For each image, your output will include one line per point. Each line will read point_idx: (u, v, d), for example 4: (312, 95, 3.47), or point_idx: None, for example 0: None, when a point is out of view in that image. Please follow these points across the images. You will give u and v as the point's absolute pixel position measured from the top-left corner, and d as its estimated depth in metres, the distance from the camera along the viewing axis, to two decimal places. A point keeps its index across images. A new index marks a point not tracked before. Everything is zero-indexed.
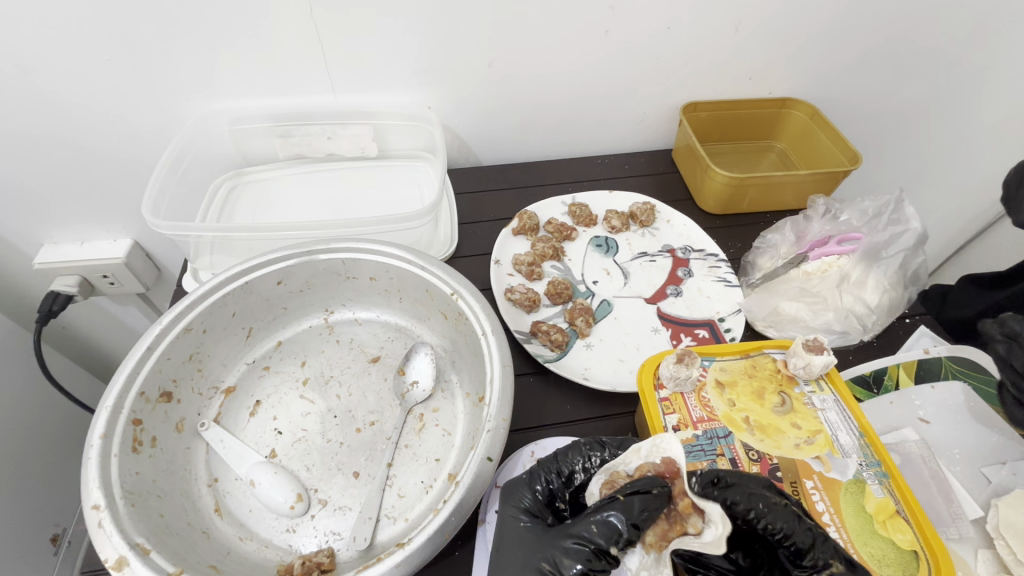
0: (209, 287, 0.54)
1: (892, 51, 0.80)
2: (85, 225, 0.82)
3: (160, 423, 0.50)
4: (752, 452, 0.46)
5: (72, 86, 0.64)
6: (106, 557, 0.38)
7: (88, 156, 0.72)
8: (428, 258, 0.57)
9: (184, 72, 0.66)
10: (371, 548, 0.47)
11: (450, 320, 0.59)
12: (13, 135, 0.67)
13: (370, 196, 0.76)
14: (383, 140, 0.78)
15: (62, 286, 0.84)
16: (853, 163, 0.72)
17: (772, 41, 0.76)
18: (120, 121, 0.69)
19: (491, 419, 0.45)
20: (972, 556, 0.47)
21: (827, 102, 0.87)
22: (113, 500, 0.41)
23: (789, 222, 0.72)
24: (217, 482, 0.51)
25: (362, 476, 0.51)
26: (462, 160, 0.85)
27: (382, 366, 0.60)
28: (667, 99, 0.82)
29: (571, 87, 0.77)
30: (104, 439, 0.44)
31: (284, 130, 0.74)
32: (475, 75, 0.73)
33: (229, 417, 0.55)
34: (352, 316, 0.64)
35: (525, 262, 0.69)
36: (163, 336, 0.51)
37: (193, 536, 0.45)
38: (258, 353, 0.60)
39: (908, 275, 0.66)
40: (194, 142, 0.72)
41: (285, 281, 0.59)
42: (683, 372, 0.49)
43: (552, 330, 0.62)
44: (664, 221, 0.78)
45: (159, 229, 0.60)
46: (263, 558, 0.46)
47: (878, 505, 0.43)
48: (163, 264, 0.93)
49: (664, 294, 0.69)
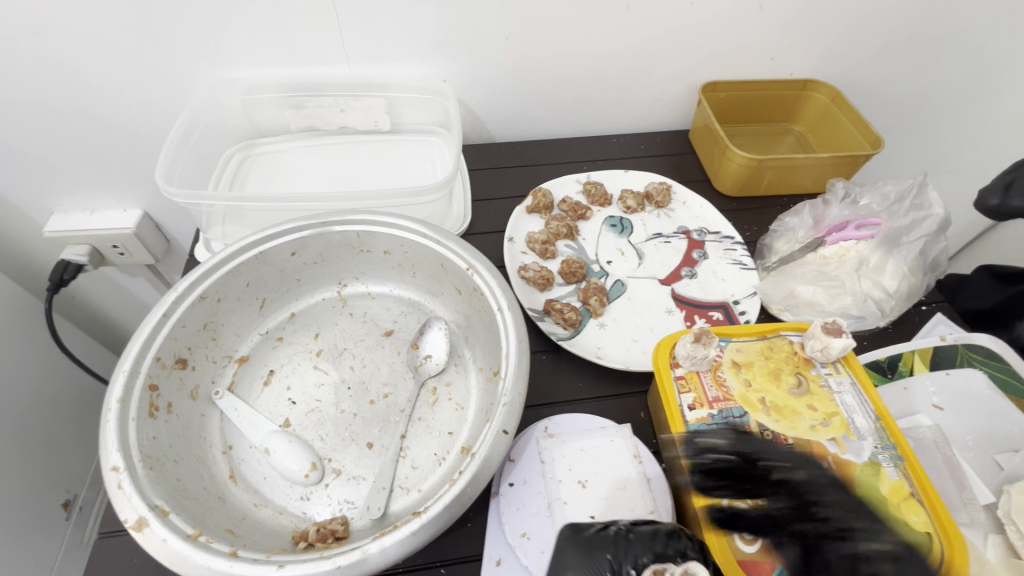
0: (223, 256, 0.53)
1: (920, 34, 0.78)
2: (93, 193, 0.81)
3: (175, 390, 0.50)
4: (767, 432, 0.46)
5: (83, 50, 0.63)
6: (126, 518, 0.38)
7: (99, 124, 0.71)
8: (445, 232, 0.56)
9: (196, 38, 0.64)
10: (385, 517, 0.47)
11: (464, 295, 0.58)
12: (25, 100, 0.66)
13: (382, 170, 0.75)
14: (396, 114, 0.77)
15: (73, 255, 0.84)
16: (875, 147, 0.71)
17: (796, 22, 0.75)
18: (132, 88, 0.68)
19: (507, 393, 0.45)
20: (982, 541, 0.47)
21: (850, 85, 0.85)
22: (131, 462, 0.41)
23: (807, 205, 0.71)
24: (232, 449, 0.51)
25: (376, 447, 0.51)
26: (476, 137, 0.84)
27: (395, 340, 0.60)
28: (687, 78, 0.80)
29: (589, 65, 0.76)
30: (121, 403, 0.44)
31: (297, 101, 0.73)
32: (492, 49, 0.71)
33: (243, 386, 0.55)
34: (366, 289, 0.64)
35: (539, 241, 0.68)
36: (179, 303, 0.51)
37: (209, 501, 0.46)
38: (271, 325, 0.60)
39: (928, 262, 0.65)
40: (205, 112, 0.71)
41: (299, 252, 0.58)
42: (700, 351, 0.49)
43: (565, 309, 0.61)
44: (680, 202, 0.77)
45: (172, 198, 0.60)
46: (278, 525, 0.47)
47: (892, 487, 0.43)
48: (173, 236, 0.93)
49: (678, 276, 0.69)
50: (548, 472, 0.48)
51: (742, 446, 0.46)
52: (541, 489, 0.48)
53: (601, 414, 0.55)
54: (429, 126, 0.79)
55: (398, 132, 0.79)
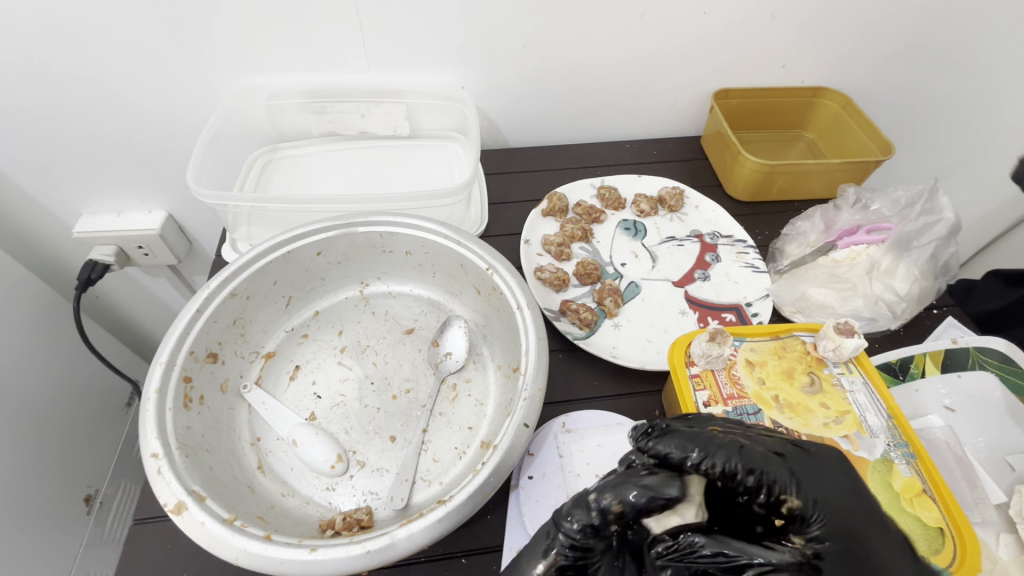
0: (253, 255, 0.55)
1: (930, 41, 0.79)
2: (120, 196, 0.84)
3: (206, 383, 0.52)
4: (781, 429, 0.48)
5: (118, 57, 0.65)
6: (166, 502, 0.40)
7: (129, 128, 0.74)
8: (465, 233, 0.58)
9: (225, 46, 0.67)
10: (408, 508, 0.49)
11: (483, 295, 0.60)
12: (58, 104, 0.69)
13: (401, 174, 0.77)
14: (414, 120, 0.79)
15: (100, 255, 0.87)
16: (886, 152, 0.72)
17: (807, 31, 0.76)
18: (162, 94, 0.70)
19: (528, 388, 0.47)
20: (994, 540, 0.48)
21: (861, 92, 0.87)
22: (169, 449, 0.43)
23: (819, 210, 0.72)
24: (260, 441, 0.53)
25: (399, 440, 0.53)
26: (491, 142, 0.86)
27: (416, 338, 0.62)
28: (699, 85, 0.82)
29: (604, 72, 0.78)
30: (159, 393, 0.46)
31: (320, 107, 0.75)
32: (509, 56, 0.73)
33: (270, 380, 0.57)
34: (387, 289, 0.66)
35: (554, 243, 0.70)
36: (211, 299, 0.53)
37: (240, 489, 0.47)
38: (296, 322, 0.62)
39: (938, 267, 0.66)
40: (232, 117, 0.73)
41: (324, 252, 0.60)
42: (715, 349, 0.50)
43: (581, 309, 0.63)
44: (692, 207, 0.78)
45: (203, 199, 0.62)
46: (304, 514, 0.48)
47: (906, 483, 0.44)
48: (195, 238, 0.95)
49: (692, 278, 0.70)
50: (566, 466, 0.51)
51: None
52: (561, 483, 0.50)
53: (616, 411, 0.57)
54: (446, 131, 0.81)
55: (417, 137, 0.81)
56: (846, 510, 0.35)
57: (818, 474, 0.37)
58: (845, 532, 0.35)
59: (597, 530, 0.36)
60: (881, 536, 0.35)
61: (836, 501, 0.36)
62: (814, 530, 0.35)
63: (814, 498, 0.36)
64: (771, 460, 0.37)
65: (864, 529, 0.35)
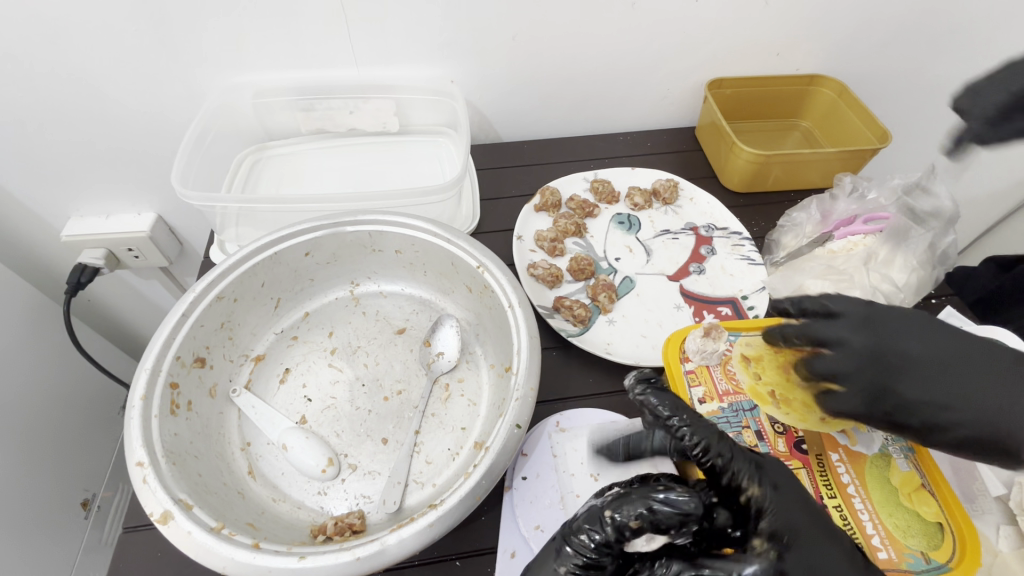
0: (240, 257, 0.54)
1: (927, 26, 0.78)
2: (108, 198, 0.83)
3: (194, 388, 0.51)
4: (777, 425, 0.48)
5: (99, 56, 0.64)
6: (152, 511, 0.40)
7: (115, 129, 0.72)
8: (455, 231, 0.57)
9: (211, 44, 0.66)
10: (400, 511, 0.48)
11: (475, 293, 0.59)
12: (42, 107, 0.68)
13: (392, 171, 0.76)
14: (404, 115, 0.78)
15: (90, 259, 0.86)
16: (882, 141, 0.71)
17: (801, 18, 0.75)
18: (146, 94, 0.69)
19: (520, 388, 0.46)
20: (994, 532, 0.47)
21: (857, 80, 0.85)
22: (155, 457, 0.43)
23: (814, 200, 0.71)
24: (250, 446, 0.52)
25: (391, 442, 0.52)
26: (483, 136, 0.85)
27: (408, 338, 0.61)
28: (692, 75, 0.80)
29: (596, 64, 0.76)
30: (143, 400, 0.45)
31: (307, 104, 0.74)
32: (499, 48, 0.72)
33: (260, 384, 0.57)
34: (378, 289, 0.65)
35: (547, 239, 0.69)
36: (197, 303, 0.52)
37: (229, 496, 0.47)
38: (285, 324, 0.61)
39: (936, 256, 0.64)
40: (217, 117, 0.72)
41: (313, 253, 0.59)
42: (709, 345, 0.50)
43: (575, 305, 0.62)
44: (687, 199, 0.77)
45: (188, 200, 0.61)
46: (296, 519, 0.48)
47: (904, 478, 0.44)
48: (185, 239, 0.94)
49: (687, 272, 0.69)
50: (560, 466, 0.50)
51: (752, 438, 0.47)
52: (555, 483, 0.50)
53: (611, 408, 0.56)
54: (437, 127, 0.79)
55: (407, 133, 0.79)
56: (794, 512, 0.37)
57: (784, 490, 0.38)
58: (790, 528, 0.36)
59: (610, 546, 0.36)
60: (829, 543, 0.36)
61: (795, 510, 0.37)
62: (765, 523, 0.37)
63: (775, 504, 0.37)
64: (735, 451, 0.39)
65: (806, 530, 0.36)
